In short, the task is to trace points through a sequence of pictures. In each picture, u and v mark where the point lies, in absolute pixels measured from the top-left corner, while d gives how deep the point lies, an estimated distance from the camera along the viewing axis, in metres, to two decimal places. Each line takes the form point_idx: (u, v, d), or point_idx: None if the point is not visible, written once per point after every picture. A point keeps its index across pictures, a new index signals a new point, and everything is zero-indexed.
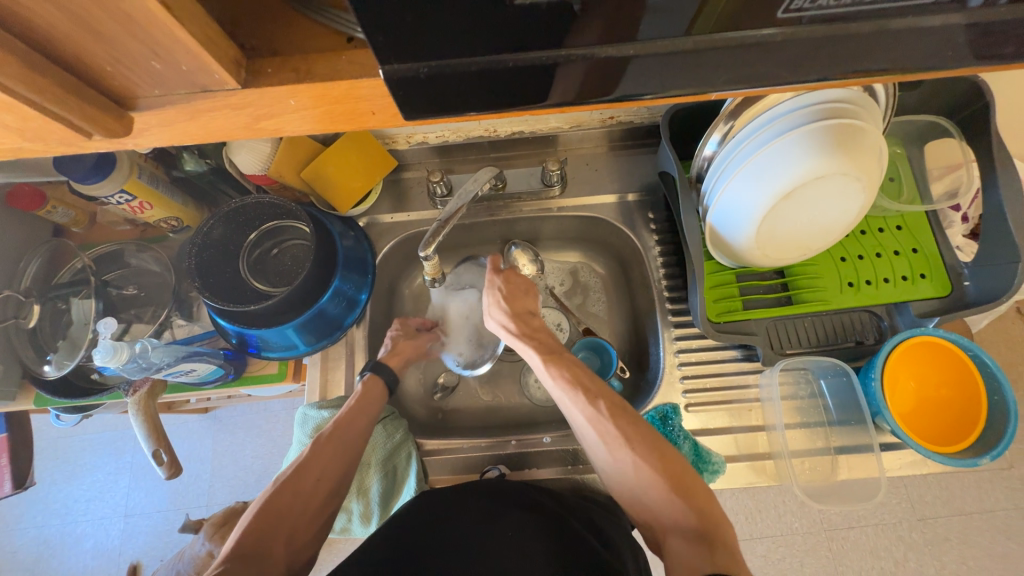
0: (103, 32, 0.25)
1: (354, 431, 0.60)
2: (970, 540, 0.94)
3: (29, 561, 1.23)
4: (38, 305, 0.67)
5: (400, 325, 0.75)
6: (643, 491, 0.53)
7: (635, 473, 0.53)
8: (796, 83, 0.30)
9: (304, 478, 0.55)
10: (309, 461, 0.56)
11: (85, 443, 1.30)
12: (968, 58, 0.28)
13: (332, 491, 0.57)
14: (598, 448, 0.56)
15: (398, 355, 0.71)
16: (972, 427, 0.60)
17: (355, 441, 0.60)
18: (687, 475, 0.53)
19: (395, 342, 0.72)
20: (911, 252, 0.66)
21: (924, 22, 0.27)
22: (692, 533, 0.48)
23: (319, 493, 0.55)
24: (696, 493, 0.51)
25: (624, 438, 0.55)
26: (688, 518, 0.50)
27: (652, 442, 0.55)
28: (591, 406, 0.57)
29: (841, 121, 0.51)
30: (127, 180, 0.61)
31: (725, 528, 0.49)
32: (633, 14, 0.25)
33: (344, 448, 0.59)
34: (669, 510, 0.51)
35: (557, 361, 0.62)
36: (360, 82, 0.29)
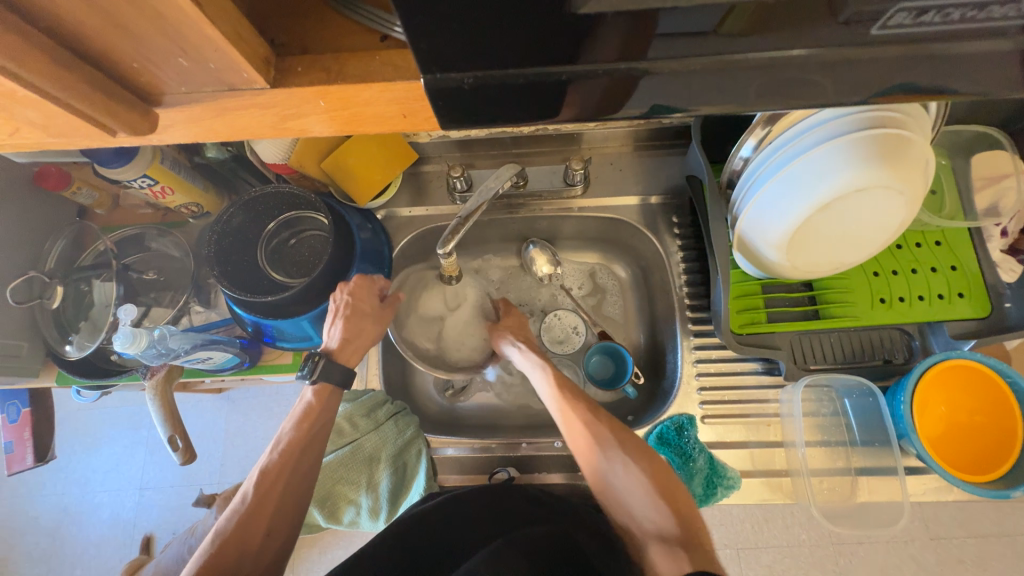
0: (130, 27, 0.24)
1: (304, 461, 0.59)
2: (985, 563, 0.91)
3: (49, 526, 1.28)
4: (62, 286, 0.68)
5: (359, 286, 0.64)
6: (632, 496, 0.56)
7: (625, 478, 0.56)
8: (851, 100, 0.28)
9: (252, 525, 0.55)
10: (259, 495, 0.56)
11: (104, 417, 1.33)
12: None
13: (286, 531, 0.57)
14: (593, 452, 0.58)
15: (357, 344, 0.64)
16: (1005, 456, 0.57)
17: (305, 472, 0.59)
18: (671, 479, 0.56)
19: (349, 323, 0.62)
20: (950, 269, 0.62)
21: (994, 46, 0.25)
22: (672, 539, 0.52)
23: (272, 537, 0.56)
24: (678, 498, 0.55)
25: (618, 444, 0.57)
26: (671, 524, 0.53)
27: (643, 449, 0.58)
28: (589, 413, 0.60)
29: (886, 131, 0.48)
30: (150, 164, 0.61)
31: (701, 532, 0.53)
32: (684, 24, 0.24)
33: (293, 482, 0.58)
34: (654, 516, 0.54)
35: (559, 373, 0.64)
36: (392, 85, 0.28)
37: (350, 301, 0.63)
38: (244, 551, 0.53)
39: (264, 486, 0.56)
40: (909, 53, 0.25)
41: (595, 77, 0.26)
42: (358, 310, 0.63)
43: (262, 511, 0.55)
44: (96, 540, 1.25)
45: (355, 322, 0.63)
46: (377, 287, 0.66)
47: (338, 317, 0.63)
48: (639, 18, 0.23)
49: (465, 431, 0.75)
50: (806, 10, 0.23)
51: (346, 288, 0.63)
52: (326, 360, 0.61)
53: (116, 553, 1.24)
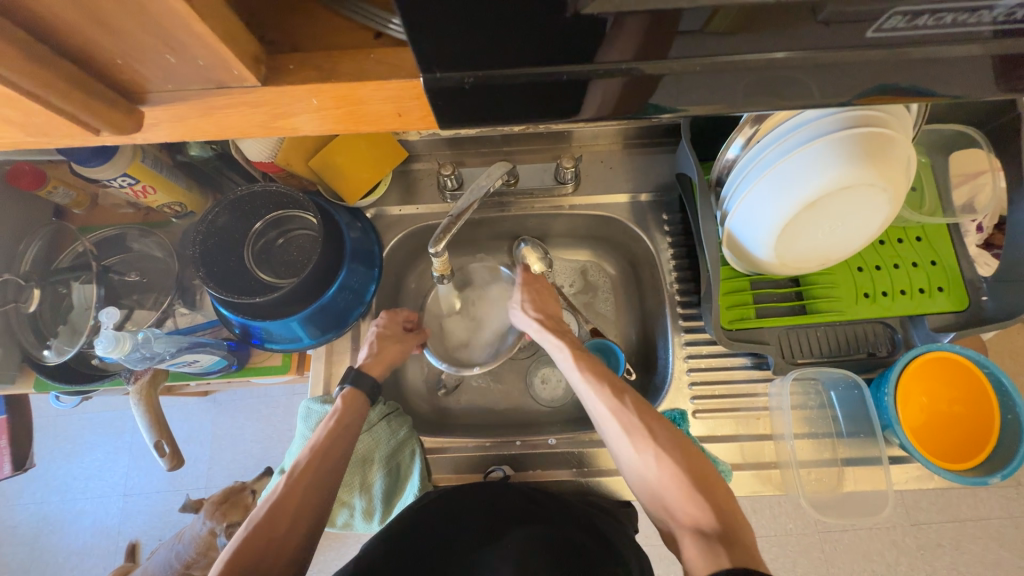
0: (114, 23, 0.24)
1: (335, 458, 0.57)
2: (963, 547, 0.95)
3: (29, 535, 1.25)
4: (39, 289, 0.66)
5: (386, 318, 0.71)
6: (665, 488, 0.53)
7: (656, 468, 0.54)
8: (841, 99, 0.29)
9: (278, 520, 0.51)
10: (286, 494, 0.53)
11: (85, 422, 1.30)
12: (1009, 89, 0.28)
13: (308, 537, 0.53)
14: (622, 441, 0.57)
15: (380, 359, 0.66)
16: (983, 444, 0.59)
17: (336, 472, 0.57)
18: (708, 471, 0.53)
19: (377, 344, 0.67)
20: (930, 264, 0.64)
21: (971, 51, 0.26)
22: (710, 533, 0.49)
23: (296, 537, 0.52)
24: (716, 492, 0.52)
25: (647, 431, 0.55)
26: (708, 516, 0.50)
27: (675, 437, 0.55)
28: (615, 399, 0.58)
29: (869, 130, 0.49)
30: (131, 163, 0.59)
31: (743, 530, 0.49)
32: (678, 24, 0.24)
33: (322, 480, 0.56)
34: (688, 508, 0.51)
35: (585, 359, 0.62)
36: (387, 83, 0.27)
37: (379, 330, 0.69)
38: (267, 551, 0.49)
39: (292, 485, 0.54)
40: (891, 57, 0.26)
41: (596, 78, 0.26)
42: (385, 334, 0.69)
43: (290, 509, 0.52)
44: (79, 549, 1.22)
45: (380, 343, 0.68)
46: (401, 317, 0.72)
47: (367, 343, 0.68)
48: (633, 21, 0.23)
49: (458, 430, 0.74)
50: (799, 11, 0.23)
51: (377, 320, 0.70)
52: (358, 369, 0.64)
53: (100, 561, 1.21)
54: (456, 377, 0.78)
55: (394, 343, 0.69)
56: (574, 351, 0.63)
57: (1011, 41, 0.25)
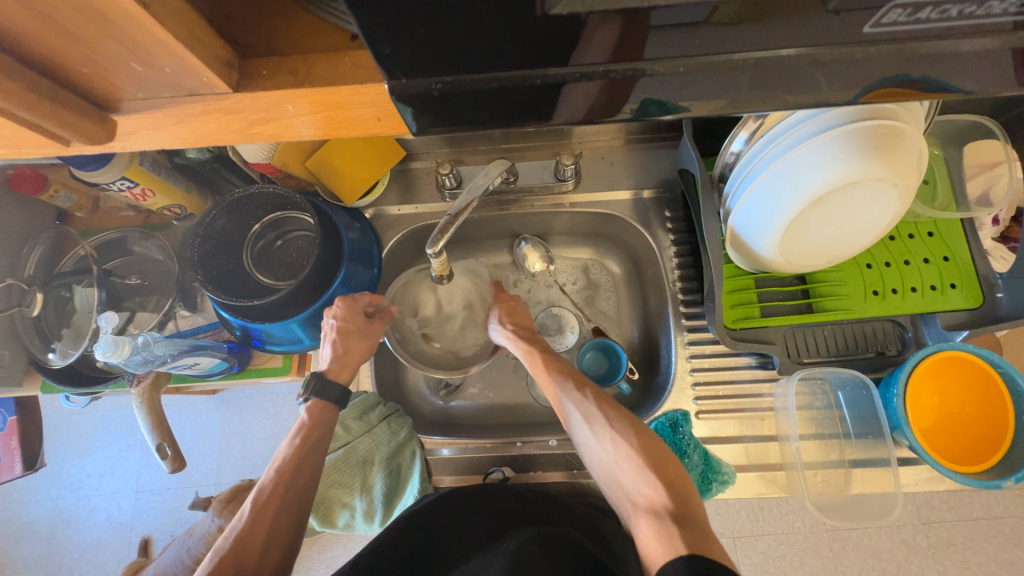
0: (76, 32, 0.24)
1: (302, 477, 0.57)
2: (976, 546, 0.93)
3: (46, 531, 1.27)
4: (41, 293, 0.66)
5: (344, 309, 0.64)
6: (622, 471, 0.54)
7: (614, 452, 0.55)
8: (838, 96, 0.27)
9: (249, 545, 0.52)
10: (254, 521, 0.53)
11: (96, 421, 1.32)
12: (1023, 84, 0.26)
13: (284, 554, 0.54)
14: (582, 429, 0.57)
15: (346, 362, 0.64)
16: (995, 446, 0.58)
17: (303, 490, 0.57)
18: (663, 453, 0.54)
19: (341, 344, 0.63)
20: (942, 260, 0.62)
21: (985, 44, 0.24)
22: (664, 513, 0.49)
23: (271, 558, 0.53)
24: (670, 472, 0.52)
25: (605, 418, 0.56)
26: (662, 495, 0.51)
27: (633, 423, 0.56)
28: (577, 392, 0.59)
29: (881, 122, 0.47)
30: (128, 166, 0.59)
31: (694, 508, 0.50)
32: (654, 25, 0.23)
33: (291, 500, 0.56)
34: (644, 489, 0.52)
35: (551, 355, 0.64)
36: (362, 87, 0.27)
37: (337, 324, 0.63)
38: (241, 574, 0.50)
39: (259, 513, 0.54)
40: (896, 51, 0.25)
41: (576, 81, 0.25)
42: (347, 330, 0.63)
43: (259, 532, 0.53)
44: (93, 544, 1.25)
45: (345, 341, 0.63)
46: (362, 304, 0.66)
47: (328, 340, 0.63)
48: (612, 20, 0.22)
49: (458, 430, 0.74)
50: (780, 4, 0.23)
51: (333, 310, 0.64)
52: (320, 380, 0.62)
53: (113, 556, 1.23)
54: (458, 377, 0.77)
55: (359, 338, 0.64)
56: (536, 350, 0.64)
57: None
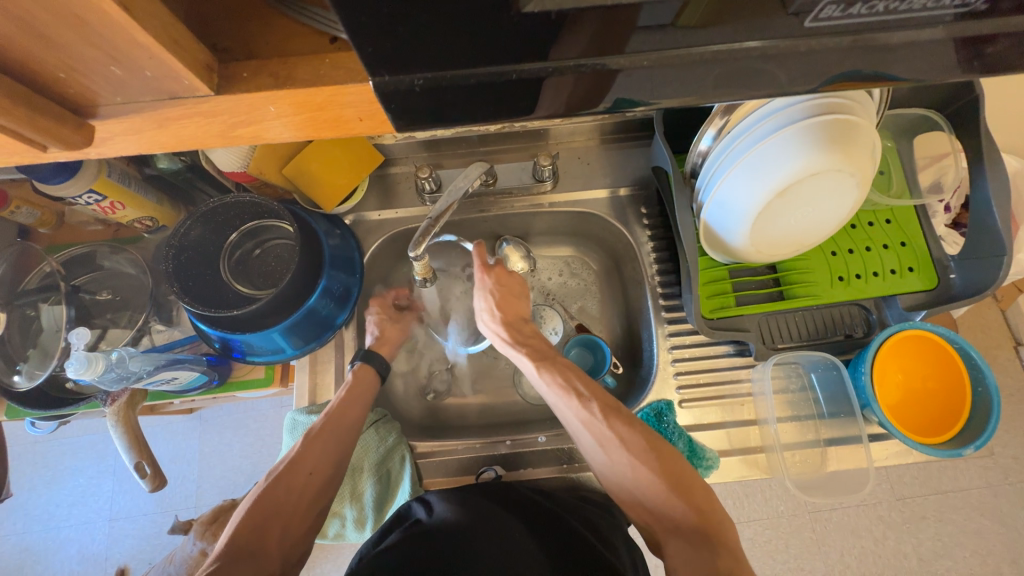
0: (52, 36, 0.23)
1: (348, 421, 0.61)
2: (946, 518, 0.97)
3: (11, 568, 1.20)
4: (5, 313, 0.63)
5: (378, 306, 0.74)
6: (642, 492, 0.54)
7: (632, 473, 0.55)
8: (794, 90, 0.29)
9: (297, 473, 0.55)
10: (303, 451, 0.57)
11: (65, 448, 1.26)
12: (968, 71, 0.29)
13: (326, 484, 0.57)
14: (596, 452, 0.57)
15: (383, 340, 0.71)
16: (956, 418, 0.61)
17: (348, 431, 0.60)
18: (684, 470, 0.54)
19: (378, 328, 0.72)
20: (900, 245, 0.66)
21: (929, 34, 0.26)
22: (694, 537, 0.50)
23: (314, 486, 0.56)
24: (695, 492, 0.53)
25: (619, 440, 0.56)
26: (687, 517, 0.51)
27: (649, 441, 0.56)
28: (584, 409, 0.58)
29: (836, 117, 0.50)
30: (95, 179, 0.58)
31: (722, 524, 0.51)
32: (624, 24, 0.24)
33: (337, 442, 0.59)
34: (669, 510, 0.52)
35: (550, 366, 0.63)
36: (345, 88, 0.27)
37: (375, 317, 0.72)
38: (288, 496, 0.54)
39: (309, 444, 0.57)
40: (847, 44, 0.27)
41: (550, 75, 0.26)
42: (385, 319, 0.73)
43: (306, 462, 0.56)
44: None
45: (386, 324, 0.72)
46: (389, 298, 0.75)
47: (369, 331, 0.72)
48: (585, 19, 0.24)
49: (447, 432, 0.74)
50: (738, 5, 0.24)
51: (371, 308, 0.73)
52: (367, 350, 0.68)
53: None
54: (445, 381, 0.78)
55: (393, 322, 0.73)
56: (544, 362, 0.64)
57: (970, 22, 0.26)
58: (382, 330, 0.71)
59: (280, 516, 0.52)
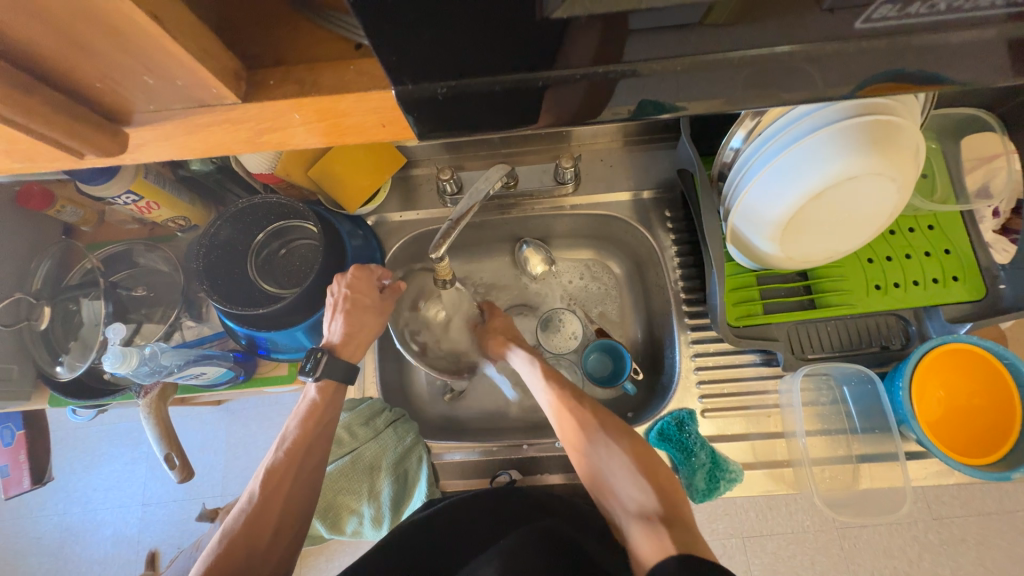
0: (90, 46, 0.24)
1: (311, 458, 0.59)
2: (988, 542, 0.92)
3: (52, 546, 1.27)
4: (48, 307, 0.67)
5: (356, 278, 0.64)
6: (614, 475, 0.55)
7: (607, 457, 0.56)
8: (832, 94, 0.28)
9: (258, 525, 0.54)
10: (263, 502, 0.55)
11: (102, 434, 1.32)
12: (1018, 74, 0.27)
13: (293, 530, 0.57)
14: (573, 435, 0.58)
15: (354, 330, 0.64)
16: (1003, 438, 0.57)
17: (310, 473, 0.59)
18: (653, 460, 0.55)
19: (353, 317, 0.63)
20: (944, 253, 0.62)
21: (978, 35, 0.25)
22: (656, 517, 0.50)
23: (279, 536, 0.55)
24: (662, 479, 0.54)
25: (599, 424, 0.57)
26: (653, 500, 0.52)
27: (624, 428, 0.57)
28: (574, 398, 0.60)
29: (877, 118, 0.48)
30: (135, 179, 0.60)
31: (683, 510, 0.52)
32: (651, 27, 0.24)
33: (301, 481, 0.58)
34: (636, 494, 0.53)
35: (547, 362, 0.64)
36: (369, 95, 0.27)
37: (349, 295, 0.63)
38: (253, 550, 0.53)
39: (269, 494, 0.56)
40: (888, 47, 0.25)
41: (577, 81, 0.26)
42: (357, 303, 0.63)
43: (268, 512, 0.55)
44: (100, 558, 1.24)
45: (355, 315, 0.63)
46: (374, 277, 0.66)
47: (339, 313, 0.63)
48: (612, 22, 0.23)
49: (464, 435, 0.74)
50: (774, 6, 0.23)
51: (343, 280, 0.63)
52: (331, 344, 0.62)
53: (121, 570, 1.23)
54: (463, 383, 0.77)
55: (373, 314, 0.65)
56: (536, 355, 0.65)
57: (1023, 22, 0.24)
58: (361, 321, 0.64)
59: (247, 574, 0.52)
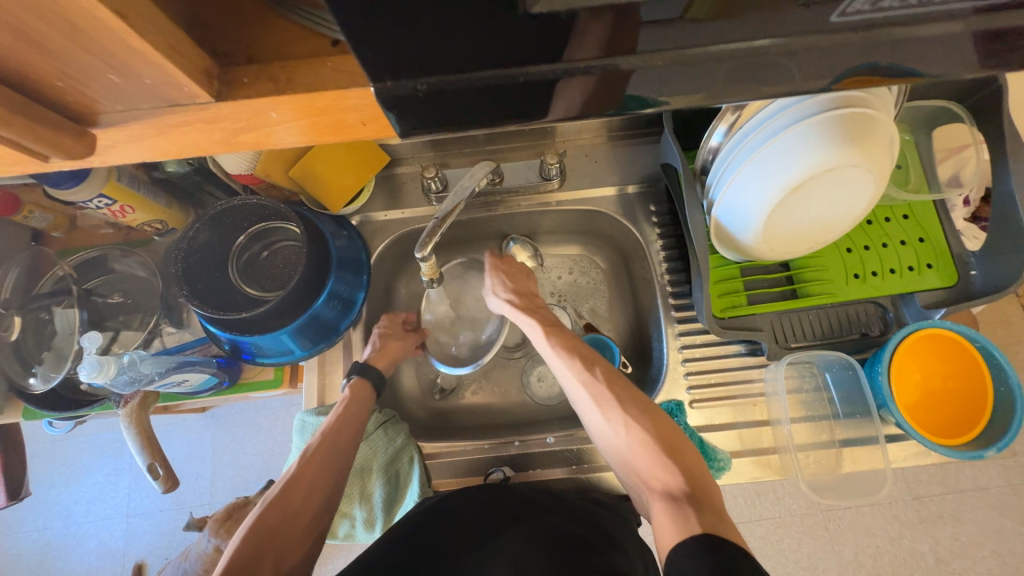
0: (48, 44, 0.23)
1: (344, 438, 0.61)
2: (964, 517, 0.95)
3: (33, 563, 1.23)
4: (19, 317, 0.64)
5: (387, 322, 0.75)
6: (634, 454, 0.54)
7: (626, 436, 0.55)
8: (808, 87, 0.28)
9: (292, 499, 0.55)
10: (298, 475, 0.57)
11: (82, 446, 1.28)
12: (986, 66, 0.27)
13: (321, 509, 0.57)
14: (594, 413, 0.58)
15: (384, 354, 0.70)
16: (977, 419, 0.60)
17: (343, 451, 0.61)
18: (677, 438, 0.54)
19: (380, 342, 0.71)
20: (918, 241, 0.64)
21: (945, 29, 0.25)
22: (680, 496, 0.49)
23: (308, 512, 0.56)
24: (685, 457, 0.52)
25: (615, 400, 0.57)
26: (677, 480, 0.50)
27: (643, 405, 0.57)
28: (586, 371, 0.60)
29: (852, 110, 0.49)
30: (105, 183, 0.58)
31: (710, 492, 0.50)
32: (627, 23, 0.24)
33: (333, 459, 0.60)
34: (658, 473, 0.52)
35: (558, 333, 0.64)
36: (347, 92, 0.27)
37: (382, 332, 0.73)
38: (283, 523, 0.54)
39: (304, 467, 0.58)
40: (861, 40, 0.25)
41: (557, 78, 0.26)
42: (388, 334, 0.73)
43: (302, 487, 0.56)
44: (84, 573, 1.21)
45: (384, 341, 0.72)
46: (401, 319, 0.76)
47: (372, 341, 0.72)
48: (590, 18, 0.23)
49: (455, 433, 0.74)
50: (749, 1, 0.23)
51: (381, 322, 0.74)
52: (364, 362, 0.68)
53: None
54: (452, 381, 0.77)
55: (397, 339, 0.73)
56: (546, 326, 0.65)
57: (990, 16, 0.24)
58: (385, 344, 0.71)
59: (275, 546, 0.52)
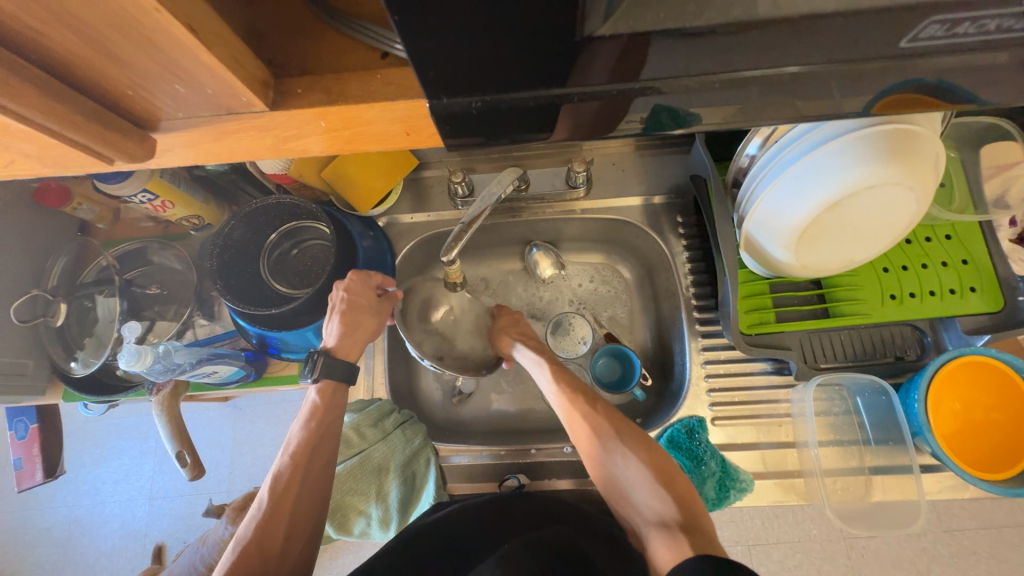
0: (122, 55, 0.25)
1: (320, 457, 0.59)
2: (999, 555, 0.90)
3: (62, 537, 1.29)
4: (65, 304, 0.67)
5: (355, 282, 0.63)
6: (631, 484, 0.55)
7: (623, 466, 0.56)
8: (857, 109, 0.28)
9: (273, 531, 0.54)
10: (274, 506, 0.55)
11: (111, 428, 1.33)
12: None
13: (310, 532, 0.57)
14: (591, 444, 0.58)
15: (354, 340, 0.63)
16: (1021, 454, 0.56)
17: (320, 473, 0.58)
18: (671, 468, 0.55)
19: (347, 318, 0.62)
20: (961, 263, 0.61)
21: (1008, 56, 0.24)
22: (673, 524, 0.50)
23: (293, 541, 0.55)
24: (679, 487, 0.53)
25: (614, 432, 0.58)
26: (671, 508, 0.51)
27: (638, 437, 0.57)
28: (588, 405, 0.60)
29: (898, 126, 0.47)
30: (148, 179, 0.60)
31: (702, 519, 0.51)
32: (678, 45, 0.24)
33: (312, 482, 0.57)
34: (653, 503, 0.53)
35: (562, 372, 0.65)
36: (395, 104, 0.28)
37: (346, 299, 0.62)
38: (266, 558, 0.52)
39: (280, 499, 0.55)
40: (917, 65, 0.25)
41: (606, 97, 0.26)
42: (354, 304, 0.62)
43: (281, 517, 0.54)
44: (108, 550, 1.26)
45: (351, 316, 0.62)
46: (373, 281, 0.65)
47: (335, 314, 0.62)
48: (644, 40, 0.23)
49: (471, 437, 0.74)
50: (805, 24, 0.23)
51: (342, 283, 0.63)
52: (330, 357, 0.61)
53: (128, 563, 1.24)
54: (470, 386, 0.77)
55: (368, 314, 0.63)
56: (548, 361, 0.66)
57: None
58: (355, 323, 0.62)
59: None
